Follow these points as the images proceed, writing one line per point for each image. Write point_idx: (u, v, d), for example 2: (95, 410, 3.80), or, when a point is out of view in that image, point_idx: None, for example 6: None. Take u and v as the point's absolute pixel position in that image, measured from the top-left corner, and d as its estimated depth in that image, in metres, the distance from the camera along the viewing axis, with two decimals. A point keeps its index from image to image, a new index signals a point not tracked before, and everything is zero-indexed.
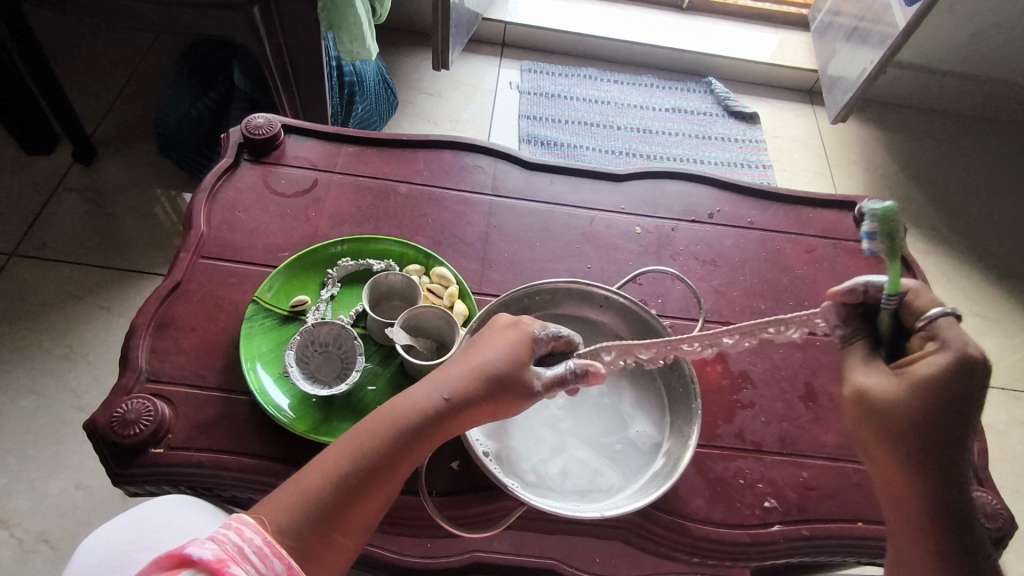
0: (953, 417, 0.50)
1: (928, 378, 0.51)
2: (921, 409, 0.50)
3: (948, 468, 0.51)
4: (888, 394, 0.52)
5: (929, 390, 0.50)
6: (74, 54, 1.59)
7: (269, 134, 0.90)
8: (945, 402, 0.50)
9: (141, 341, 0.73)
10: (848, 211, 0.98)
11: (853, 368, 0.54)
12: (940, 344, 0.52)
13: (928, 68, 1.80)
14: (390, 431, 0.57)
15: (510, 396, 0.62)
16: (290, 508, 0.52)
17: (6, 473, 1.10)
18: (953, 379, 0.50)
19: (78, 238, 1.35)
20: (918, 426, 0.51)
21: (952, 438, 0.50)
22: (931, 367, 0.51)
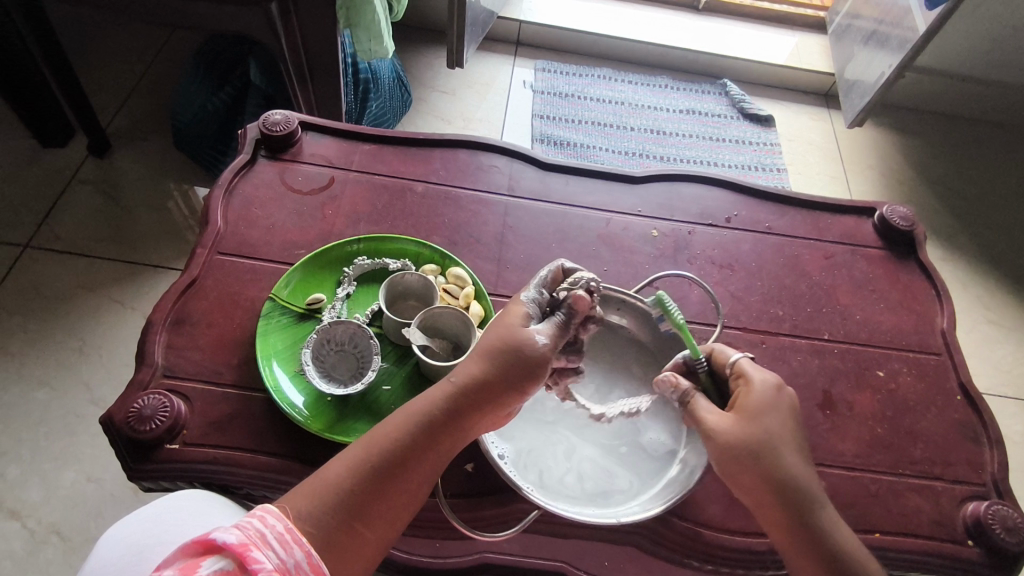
0: (775, 438, 0.59)
1: (752, 406, 0.60)
2: (753, 434, 0.59)
3: (794, 481, 0.58)
4: (730, 423, 0.60)
5: (756, 416, 0.60)
6: (90, 47, 1.59)
7: (287, 131, 0.90)
8: (768, 427, 0.60)
9: (157, 336, 0.73)
10: (867, 217, 0.97)
11: (697, 407, 0.62)
12: (748, 380, 0.62)
13: (947, 73, 1.78)
14: (409, 422, 0.57)
15: (516, 360, 0.59)
16: (313, 500, 0.53)
17: (19, 464, 1.11)
18: (769, 404, 0.61)
19: (93, 231, 1.35)
20: (754, 451, 0.59)
21: (778, 457, 0.59)
22: (752, 400, 0.61)
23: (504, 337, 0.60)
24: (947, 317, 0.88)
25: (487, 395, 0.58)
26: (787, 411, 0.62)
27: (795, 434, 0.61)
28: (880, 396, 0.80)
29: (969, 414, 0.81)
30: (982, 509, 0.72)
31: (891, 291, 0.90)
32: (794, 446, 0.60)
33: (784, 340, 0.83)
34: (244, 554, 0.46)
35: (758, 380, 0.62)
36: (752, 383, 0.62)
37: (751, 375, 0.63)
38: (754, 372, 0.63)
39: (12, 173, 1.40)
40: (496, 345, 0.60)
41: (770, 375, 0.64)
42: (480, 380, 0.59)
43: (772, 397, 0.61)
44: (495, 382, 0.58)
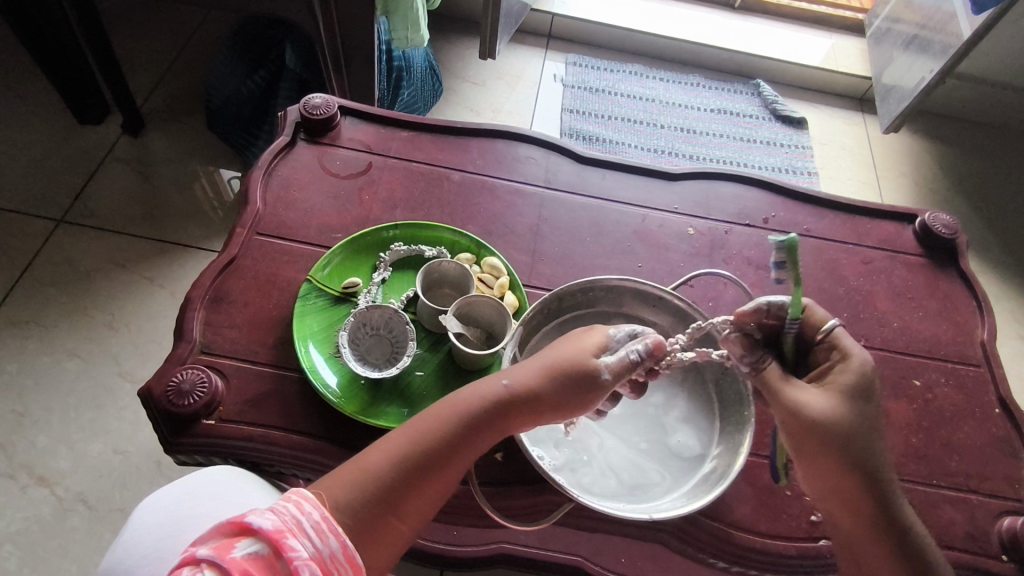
0: (872, 423, 0.59)
1: (853, 389, 0.60)
2: (854, 419, 0.59)
3: (879, 466, 0.59)
4: (832, 404, 0.59)
5: (854, 400, 0.59)
6: (128, 26, 1.61)
7: (327, 114, 0.91)
8: (862, 409, 0.59)
9: (196, 313, 0.74)
10: (908, 224, 0.95)
11: (789, 386, 0.60)
12: (844, 361, 0.61)
13: (987, 81, 1.74)
14: (461, 419, 0.57)
15: (575, 388, 0.58)
16: (352, 488, 0.53)
17: (48, 432, 1.13)
18: (866, 389, 0.60)
19: (126, 207, 1.37)
20: (850, 436, 0.58)
21: (866, 443, 0.58)
22: (849, 376, 0.60)
23: (573, 362, 0.59)
24: (987, 329, 0.86)
25: (534, 411, 0.58)
26: (878, 395, 0.61)
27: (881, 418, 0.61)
28: (917, 405, 0.79)
29: (1007, 428, 0.79)
30: (1018, 524, 0.71)
31: (930, 300, 0.88)
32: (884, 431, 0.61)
33: None
34: (278, 540, 0.45)
35: (856, 362, 0.61)
36: (847, 366, 0.61)
37: (849, 356, 0.61)
38: (851, 353, 0.62)
39: (49, 148, 1.42)
40: (561, 367, 0.59)
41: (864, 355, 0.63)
42: (533, 395, 0.58)
43: (865, 381, 0.60)
44: (550, 403, 0.58)
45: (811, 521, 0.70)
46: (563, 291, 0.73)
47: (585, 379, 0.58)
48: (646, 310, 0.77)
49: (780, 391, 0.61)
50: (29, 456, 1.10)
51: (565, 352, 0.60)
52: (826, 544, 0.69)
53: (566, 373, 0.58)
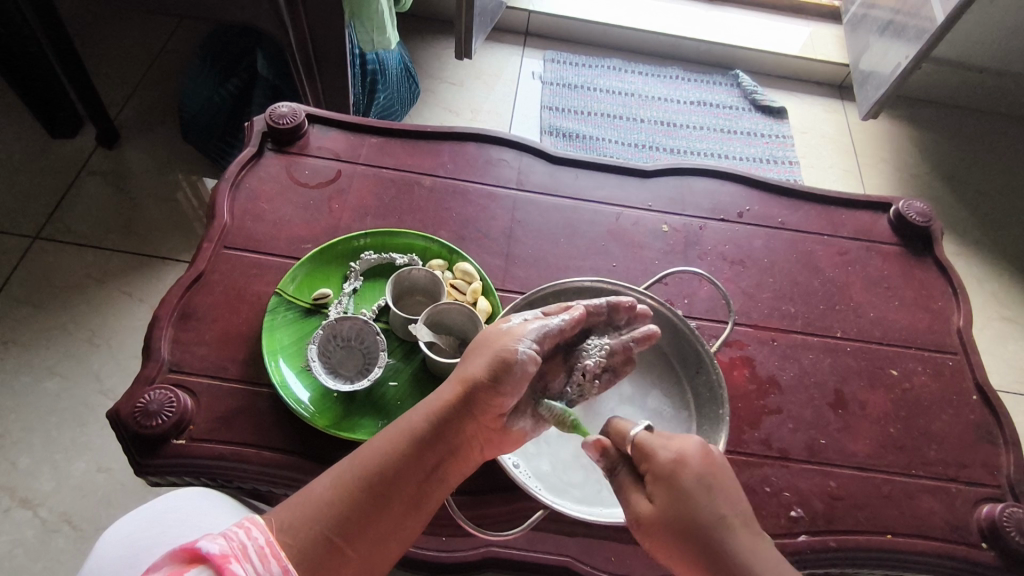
0: (700, 515, 0.52)
1: (665, 484, 0.54)
2: (674, 518, 0.53)
3: (726, 559, 0.51)
4: (649, 510, 0.54)
5: (673, 494, 0.53)
6: (96, 37, 1.59)
7: (293, 123, 0.89)
8: (674, 498, 0.53)
9: (164, 331, 0.73)
10: (883, 213, 0.95)
11: (625, 493, 0.56)
12: (650, 459, 0.55)
13: (964, 64, 1.74)
14: (400, 437, 0.56)
15: (502, 374, 0.58)
16: (295, 512, 0.51)
17: (30, 453, 1.12)
18: (683, 478, 0.54)
19: (101, 222, 1.35)
20: (677, 538, 0.52)
21: (700, 527, 0.52)
22: (655, 469, 0.55)
23: (499, 354, 0.59)
24: (964, 316, 0.86)
25: (476, 417, 0.58)
26: (693, 477, 0.54)
27: (728, 502, 0.53)
28: (894, 395, 0.79)
29: (984, 414, 0.79)
30: (997, 512, 0.71)
31: (906, 289, 0.88)
32: (732, 516, 0.53)
33: (797, 337, 0.82)
34: (223, 564, 0.44)
35: (663, 453, 0.55)
36: (654, 461, 0.55)
37: (654, 449, 0.56)
38: (658, 445, 0.56)
39: (22, 165, 1.40)
40: (492, 364, 0.58)
41: (681, 440, 0.56)
42: (472, 399, 0.58)
43: (677, 466, 0.54)
44: (481, 399, 0.58)
45: (790, 517, 0.70)
46: (535, 295, 0.73)
47: (514, 365, 0.58)
48: None
49: (622, 498, 0.57)
50: (10, 479, 1.09)
51: (484, 354, 0.59)
52: (806, 539, 0.69)
53: (498, 367, 0.58)
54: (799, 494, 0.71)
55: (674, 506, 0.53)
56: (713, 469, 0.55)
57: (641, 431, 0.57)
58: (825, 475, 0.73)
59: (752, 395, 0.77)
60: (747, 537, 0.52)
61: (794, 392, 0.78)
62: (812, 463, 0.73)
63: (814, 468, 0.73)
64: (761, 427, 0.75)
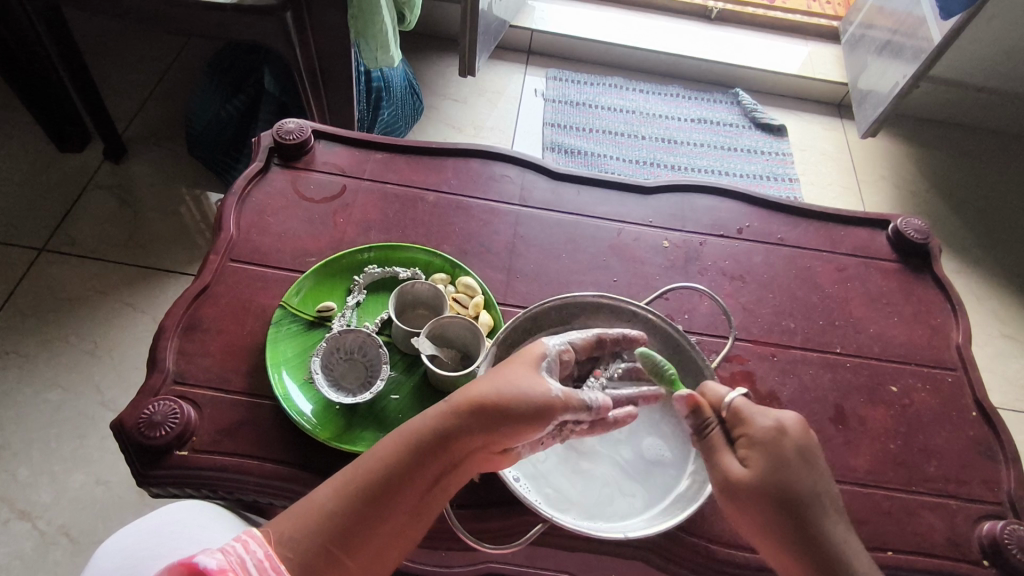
0: (800, 484, 0.55)
1: (764, 452, 0.56)
2: (770, 485, 0.55)
3: (819, 541, 0.53)
4: (740, 473, 0.56)
5: (771, 461, 0.56)
6: (105, 53, 1.61)
7: (300, 139, 0.91)
8: (775, 466, 0.55)
9: (169, 342, 0.73)
10: (881, 230, 0.96)
11: (717, 451, 0.58)
12: (748, 424, 0.58)
13: (961, 83, 1.76)
14: (402, 449, 0.56)
15: (525, 412, 0.58)
16: (296, 524, 0.53)
17: (30, 464, 1.12)
18: (783, 445, 0.56)
19: (107, 235, 1.37)
20: (770, 504, 0.55)
21: (811, 503, 0.54)
22: (755, 435, 0.57)
23: (523, 384, 0.59)
24: (962, 332, 0.87)
25: (480, 437, 0.57)
26: (791, 450, 0.56)
27: (825, 479, 0.56)
28: (894, 411, 0.79)
29: (985, 431, 0.79)
30: (998, 529, 0.71)
31: (905, 305, 0.89)
32: (825, 495, 0.55)
33: (796, 353, 0.83)
34: None
35: (763, 421, 0.58)
36: (752, 426, 0.58)
37: (752, 416, 0.58)
38: (756, 414, 0.58)
39: (29, 177, 1.42)
40: (509, 387, 0.59)
41: (780, 412, 0.59)
42: (479, 418, 0.57)
43: (780, 436, 0.57)
44: (488, 423, 0.57)
45: None
46: (536, 309, 0.73)
47: (535, 398, 0.58)
48: (620, 325, 0.76)
49: (716, 456, 0.58)
50: (10, 491, 1.09)
51: (522, 386, 0.59)
52: None
53: (515, 394, 0.58)
54: None
55: (767, 479, 0.55)
56: (809, 445, 0.57)
57: (741, 398, 0.59)
58: None
59: None
60: (837, 518, 0.55)
61: (794, 408, 0.78)
62: None
63: None
64: None
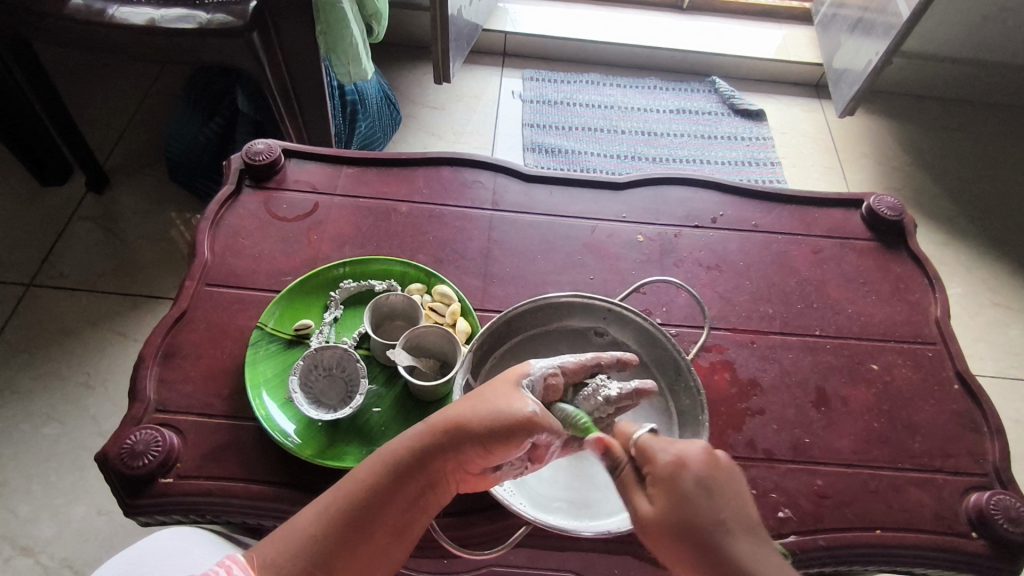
0: (700, 517, 0.50)
1: (664, 487, 0.52)
2: (674, 521, 0.51)
3: (726, 567, 0.48)
4: (648, 512, 0.53)
5: (674, 496, 0.52)
6: (81, 85, 1.62)
7: (269, 159, 0.91)
8: (671, 502, 0.51)
9: (149, 371, 0.74)
10: (855, 209, 0.96)
11: (629, 493, 0.55)
12: (652, 460, 0.54)
13: (936, 56, 1.76)
14: (381, 470, 0.57)
15: (499, 431, 0.57)
16: (279, 549, 0.54)
17: (29, 501, 1.12)
18: (682, 479, 0.52)
19: (93, 266, 1.37)
20: (679, 539, 0.50)
21: (717, 537, 0.50)
22: (657, 470, 0.53)
23: (500, 404, 0.58)
24: (941, 306, 0.87)
25: (456, 456, 0.57)
26: (691, 485, 0.52)
27: (730, 506, 0.51)
28: (875, 389, 0.79)
29: (967, 403, 0.80)
30: (984, 500, 0.71)
31: (882, 283, 0.89)
32: (732, 521, 0.51)
33: (776, 338, 0.83)
34: None
35: (663, 455, 0.54)
36: (656, 462, 0.54)
37: (655, 451, 0.55)
38: (659, 448, 0.55)
39: (12, 214, 1.42)
40: (486, 408, 0.58)
41: (684, 444, 0.54)
42: (453, 438, 0.57)
43: (672, 468, 0.52)
44: (464, 441, 0.57)
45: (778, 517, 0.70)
46: (511, 314, 0.73)
47: (511, 418, 0.57)
48: (596, 323, 0.77)
49: (627, 495, 0.55)
50: (12, 527, 1.09)
51: (498, 403, 0.58)
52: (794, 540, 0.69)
53: (491, 413, 0.57)
54: (787, 495, 0.71)
55: (674, 516, 0.51)
56: (717, 473, 0.52)
57: (647, 433, 0.56)
58: (810, 473, 0.73)
59: (733, 399, 0.77)
60: (747, 542, 0.50)
61: (775, 392, 0.78)
62: (797, 463, 0.73)
63: (800, 467, 0.73)
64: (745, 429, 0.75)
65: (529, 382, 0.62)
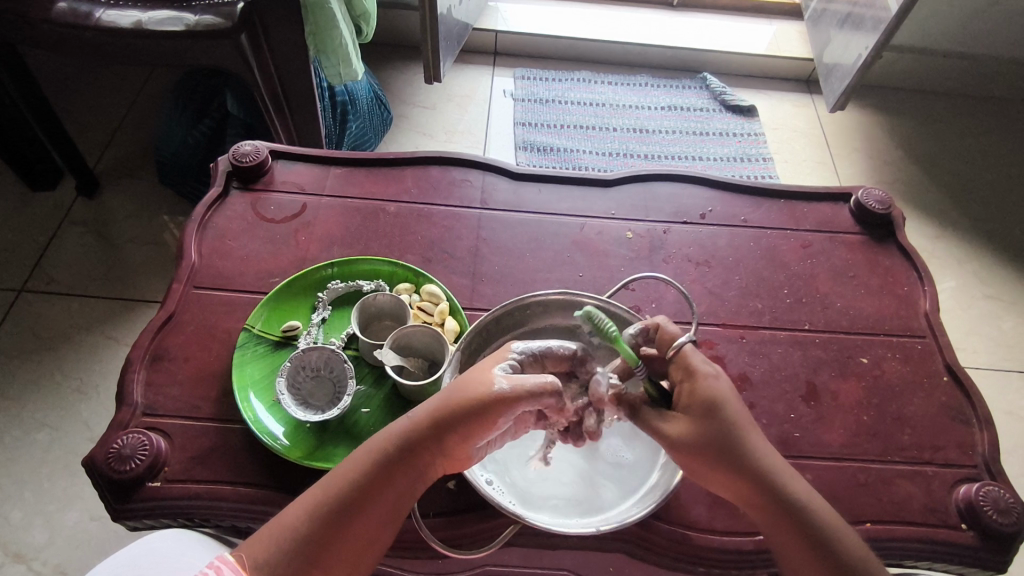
0: (741, 431, 0.59)
1: (703, 408, 0.59)
2: (710, 439, 0.58)
3: (762, 472, 0.58)
4: (683, 430, 0.59)
5: (710, 415, 0.59)
6: (70, 90, 1.61)
7: (256, 160, 0.91)
8: (712, 420, 0.59)
9: (136, 374, 0.73)
10: (845, 204, 0.96)
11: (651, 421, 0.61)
12: (692, 379, 0.61)
13: (926, 50, 1.76)
14: (362, 461, 0.57)
15: (473, 411, 0.57)
16: (265, 545, 0.54)
17: (22, 506, 1.12)
18: (720, 402, 0.59)
19: (84, 271, 1.37)
20: (717, 451, 0.58)
21: (755, 445, 0.59)
22: (696, 391, 0.60)
23: (475, 385, 0.58)
24: (930, 299, 0.87)
25: (436, 440, 0.57)
26: (727, 406, 0.59)
27: (757, 426, 0.60)
28: (865, 383, 0.79)
29: (957, 396, 0.80)
30: (973, 492, 0.71)
31: (871, 277, 0.89)
32: (760, 437, 0.60)
33: (765, 333, 0.83)
34: None
35: (703, 379, 0.61)
36: (695, 383, 0.61)
37: (695, 370, 0.61)
38: (696, 370, 0.61)
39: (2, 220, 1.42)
40: (463, 392, 0.58)
41: (715, 368, 0.62)
42: (432, 423, 0.57)
43: (715, 387, 0.60)
44: (441, 424, 0.57)
45: None
46: (499, 311, 0.74)
47: (484, 395, 0.57)
48: (585, 320, 0.77)
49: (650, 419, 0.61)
50: (5, 534, 1.09)
51: (473, 383, 0.58)
52: None
53: (466, 395, 0.58)
54: None
55: (712, 433, 0.58)
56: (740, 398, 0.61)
57: (688, 345, 0.63)
58: (800, 468, 0.73)
59: None
60: (775, 453, 0.60)
61: (765, 387, 0.78)
62: (787, 457, 0.73)
63: (790, 461, 0.73)
64: None
65: (507, 365, 0.62)
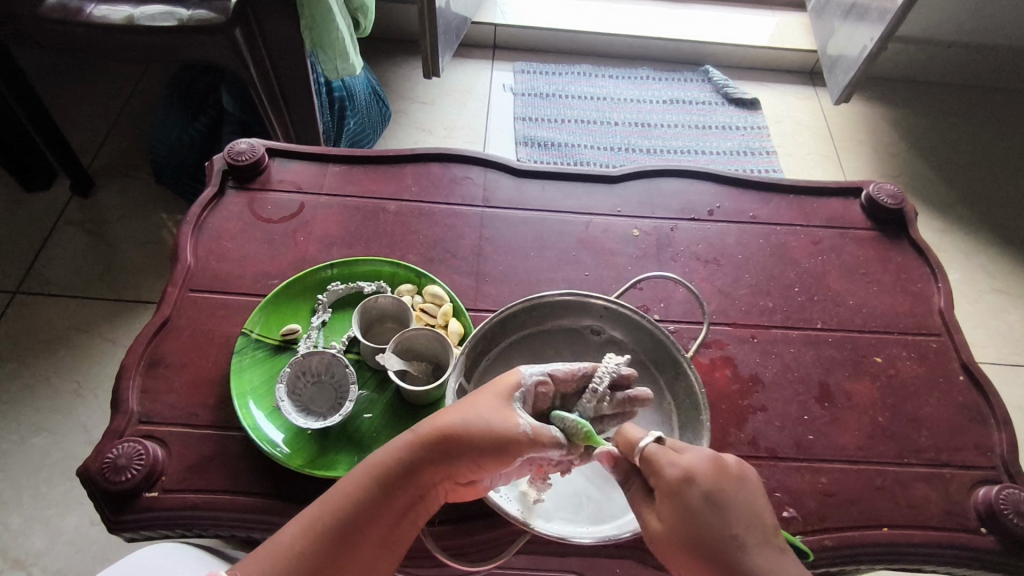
0: (714, 531, 0.49)
1: (671, 502, 0.51)
2: (682, 540, 0.50)
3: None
4: (658, 529, 0.52)
5: (677, 512, 0.51)
6: (63, 88, 1.58)
7: (253, 159, 0.89)
8: (681, 517, 0.50)
9: (131, 381, 0.71)
10: (855, 198, 0.94)
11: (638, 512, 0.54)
12: (656, 474, 0.53)
13: (930, 41, 1.74)
14: (367, 484, 0.55)
15: (490, 447, 0.55)
16: (265, 568, 0.52)
17: (20, 513, 1.10)
18: (690, 495, 0.51)
19: (79, 272, 1.34)
20: (693, 555, 0.49)
21: (737, 551, 0.48)
22: (661, 484, 0.52)
23: (492, 418, 0.56)
24: (944, 296, 0.85)
25: (445, 469, 0.56)
26: (697, 501, 0.50)
27: (744, 519, 0.50)
28: (880, 382, 0.77)
29: (973, 395, 0.78)
30: (992, 494, 0.69)
31: (884, 274, 0.87)
32: (745, 533, 0.49)
33: (776, 332, 0.81)
34: None
35: (669, 471, 0.52)
36: (660, 478, 0.52)
37: (661, 465, 0.53)
38: (664, 462, 0.53)
39: None
40: (477, 421, 0.56)
41: (690, 456, 0.53)
42: (443, 450, 0.55)
43: (678, 477, 0.51)
44: (454, 454, 0.55)
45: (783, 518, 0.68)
46: (505, 313, 0.71)
47: (503, 433, 0.56)
48: (592, 321, 0.75)
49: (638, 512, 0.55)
50: (3, 540, 1.07)
51: (489, 414, 0.57)
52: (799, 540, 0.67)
53: (482, 426, 0.56)
54: (791, 494, 0.69)
55: (684, 533, 0.50)
56: (721, 485, 0.51)
57: (651, 443, 0.54)
58: (815, 471, 0.71)
59: (735, 395, 0.75)
60: (769, 553, 0.49)
61: (777, 388, 0.76)
62: (801, 460, 0.72)
63: (804, 465, 0.71)
64: (747, 427, 0.73)
65: (522, 394, 0.59)
